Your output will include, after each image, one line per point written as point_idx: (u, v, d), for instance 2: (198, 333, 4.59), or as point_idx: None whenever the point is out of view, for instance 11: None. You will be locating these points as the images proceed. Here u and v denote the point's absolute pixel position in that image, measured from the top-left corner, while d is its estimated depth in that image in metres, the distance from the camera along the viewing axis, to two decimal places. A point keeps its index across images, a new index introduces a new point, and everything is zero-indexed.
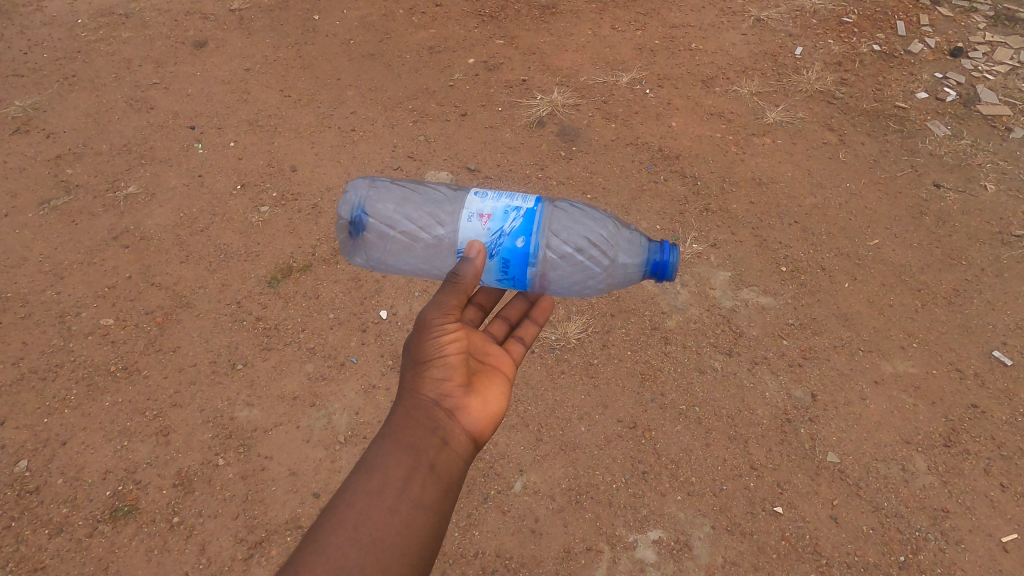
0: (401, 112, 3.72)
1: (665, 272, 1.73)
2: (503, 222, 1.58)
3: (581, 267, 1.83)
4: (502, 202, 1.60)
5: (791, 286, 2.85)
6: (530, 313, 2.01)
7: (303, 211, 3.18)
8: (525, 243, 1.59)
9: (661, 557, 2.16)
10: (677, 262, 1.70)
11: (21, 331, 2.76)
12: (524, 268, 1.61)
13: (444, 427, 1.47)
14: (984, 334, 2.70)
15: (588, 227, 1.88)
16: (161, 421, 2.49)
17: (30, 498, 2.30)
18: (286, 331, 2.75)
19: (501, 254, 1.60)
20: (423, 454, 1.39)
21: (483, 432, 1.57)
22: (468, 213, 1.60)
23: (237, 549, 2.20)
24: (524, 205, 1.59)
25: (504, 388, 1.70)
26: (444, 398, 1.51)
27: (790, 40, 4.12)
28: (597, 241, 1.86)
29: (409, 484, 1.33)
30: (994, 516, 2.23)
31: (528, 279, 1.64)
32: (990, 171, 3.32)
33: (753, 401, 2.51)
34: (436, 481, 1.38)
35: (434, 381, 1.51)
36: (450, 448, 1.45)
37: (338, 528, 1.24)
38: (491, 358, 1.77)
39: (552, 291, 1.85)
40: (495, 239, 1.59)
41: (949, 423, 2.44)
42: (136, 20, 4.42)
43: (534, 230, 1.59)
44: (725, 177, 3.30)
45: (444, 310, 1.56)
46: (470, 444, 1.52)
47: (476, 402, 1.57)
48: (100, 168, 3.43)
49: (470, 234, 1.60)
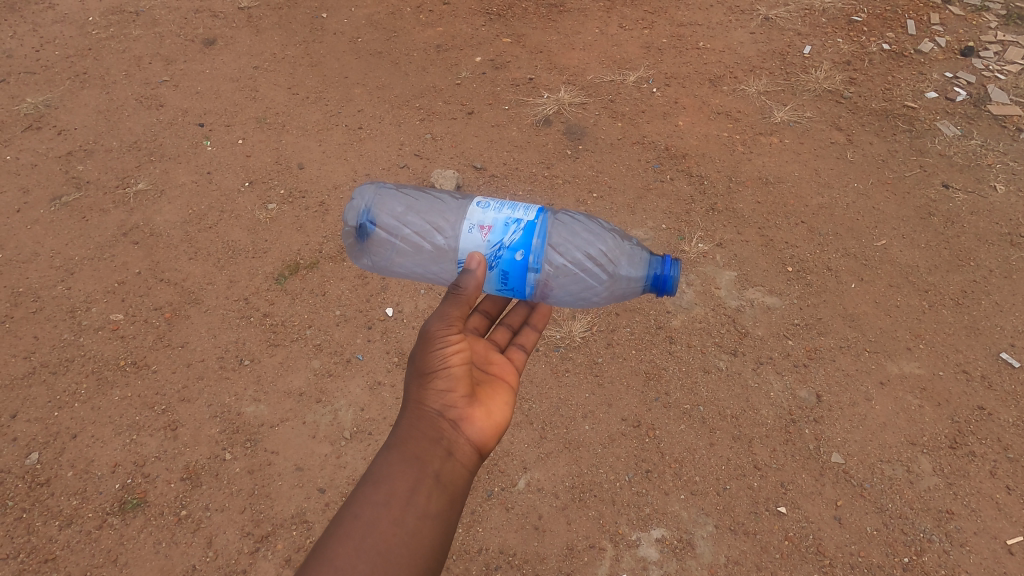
0: (409, 111, 3.73)
1: (666, 286, 1.72)
2: (503, 235, 1.60)
3: (580, 279, 1.83)
4: (503, 214, 1.61)
5: (797, 286, 2.85)
6: (530, 319, 2.02)
7: (310, 209, 3.20)
8: (524, 256, 1.60)
9: (663, 555, 2.16)
10: (678, 277, 1.70)
11: (33, 326, 2.80)
12: (523, 278, 1.62)
13: (448, 437, 1.48)
14: (992, 336, 2.69)
15: (588, 240, 1.89)
16: (169, 416, 2.52)
17: (41, 490, 2.33)
18: (293, 328, 2.78)
19: (500, 265, 1.62)
20: (429, 464, 1.41)
21: (487, 441, 1.58)
22: (469, 224, 1.62)
23: (243, 543, 2.22)
24: (525, 218, 1.60)
25: (507, 397, 1.71)
26: (448, 409, 1.52)
27: (798, 39, 4.10)
28: (598, 254, 1.87)
29: (415, 495, 1.34)
30: (1000, 519, 2.22)
31: (528, 290, 1.66)
32: (1000, 172, 3.29)
33: (757, 400, 2.51)
34: (441, 491, 1.39)
35: (439, 392, 1.52)
36: (454, 458, 1.46)
37: (345, 540, 1.24)
38: (495, 367, 1.78)
39: (551, 301, 1.85)
40: (494, 251, 1.61)
41: (955, 425, 2.44)
42: (145, 17, 4.45)
43: (534, 243, 1.60)
44: (732, 177, 3.29)
45: (448, 321, 1.57)
46: (474, 454, 1.54)
47: (481, 412, 1.58)
48: (111, 165, 3.46)
49: (470, 245, 1.62)
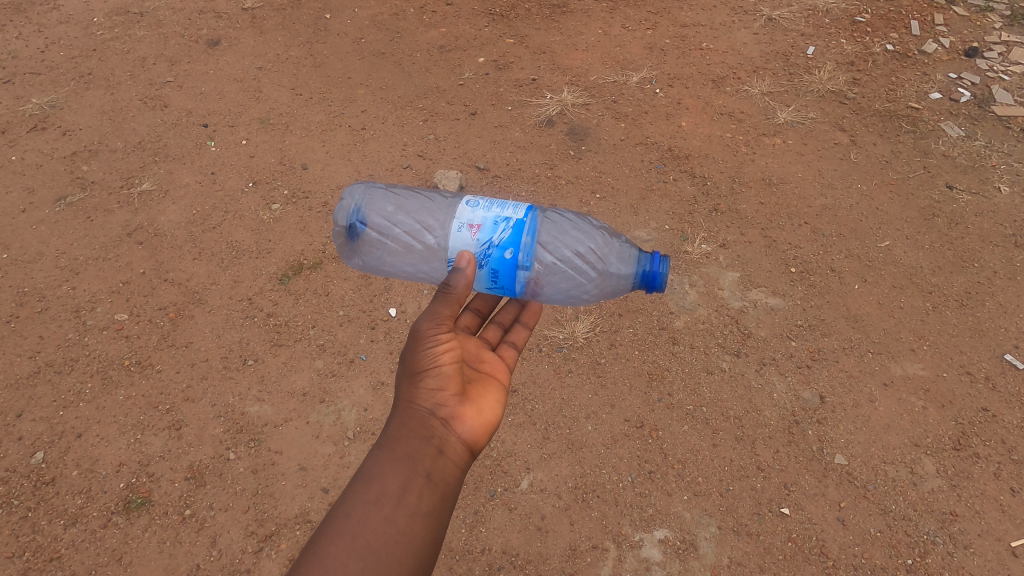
0: (412, 111, 3.74)
1: (655, 283, 1.73)
2: (493, 234, 1.60)
3: (570, 277, 1.83)
4: (492, 213, 1.62)
5: (800, 287, 2.84)
6: (522, 316, 2.02)
7: (313, 209, 3.21)
8: (513, 254, 1.60)
9: (666, 557, 2.16)
10: (666, 274, 1.70)
11: (38, 325, 2.81)
12: (512, 277, 1.63)
13: (439, 436, 1.49)
14: (996, 337, 2.68)
15: (578, 238, 1.90)
16: (173, 415, 2.53)
17: (46, 489, 2.34)
18: (297, 328, 2.78)
19: (490, 264, 1.62)
20: (420, 463, 1.41)
21: (479, 440, 1.58)
22: (458, 223, 1.62)
23: (247, 542, 2.23)
24: (514, 216, 1.60)
25: (499, 396, 1.72)
26: (439, 407, 1.52)
27: (801, 40, 4.10)
28: (588, 252, 1.88)
29: (406, 494, 1.35)
30: (1004, 520, 2.21)
31: (518, 288, 1.66)
32: (1005, 173, 3.29)
33: (761, 402, 2.51)
34: (433, 490, 1.39)
35: (430, 391, 1.53)
36: (446, 457, 1.47)
37: (337, 539, 1.24)
38: (486, 366, 1.78)
39: (542, 299, 1.86)
40: (484, 249, 1.61)
41: (959, 427, 2.43)
42: (149, 18, 4.47)
43: (523, 241, 1.60)
44: (735, 177, 3.29)
45: (438, 320, 1.58)
46: (466, 453, 1.54)
47: (472, 410, 1.58)
48: (116, 165, 3.47)
49: (460, 244, 1.62)
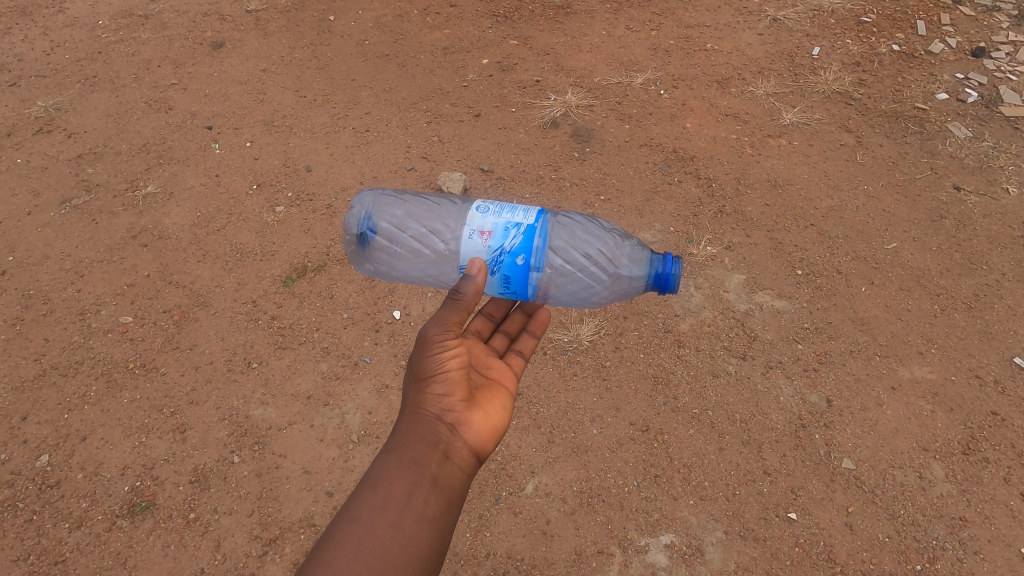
0: (415, 113, 3.74)
1: (667, 284, 1.71)
2: (504, 240, 1.59)
3: (579, 279, 1.82)
4: (502, 218, 1.61)
5: (807, 290, 2.83)
6: (528, 326, 2.00)
7: (318, 211, 3.21)
8: (525, 261, 1.60)
9: (672, 561, 2.15)
10: (679, 275, 1.68)
11: (43, 328, 2.81)
12: (525, 282, 1.62)
13: (446, 441, 1.48)
14: (1005, 340, 2.65)
15: (588, 241, 1.89)
16: (177, 419, 2.53)
17: (51, 492, 2.34)
18: (300, 331, 2.78)
19: (502, 270, 1.62)
20: (426, 468, 1.40)
21: (485, 445, 1.57)
22: (469, 230, 1.61)
23: (251, 546, 2.22)
24: (524, 221, 1.60)
25: (506, 402, 1.70)
26: (447, 413, 1.51)
27: (807, 40, 4.08)
28: (598, 254, 1.87)
29: (413, 499, 1.34)
30: (1014, 526, 2.19)
31: (530, 292, 1.66)
32: (1013, 174, 3.26)
33: (767, 405, 2.49)
34: (438, 495, 1.38)
35: (437, 396, 1.52)
36: (452, 462, 1.46)
37: (343, 543, 1.23)
38: (493, 373, 1.77)
39: (552, 301, 1.84)
40: (495, 256, 1.60)
41: (968, 431, 2.41)
42: (154, 20, 4.49)
43: (535, 247, 1.59)
44: (741, 179, 3.27)
45: (446, 326, 1.57)
46: (472, 458, 1.53)
47: (478, 416, 1.57)
48: (121, 168, 3.48)
49: (471, 251, 1.61)
